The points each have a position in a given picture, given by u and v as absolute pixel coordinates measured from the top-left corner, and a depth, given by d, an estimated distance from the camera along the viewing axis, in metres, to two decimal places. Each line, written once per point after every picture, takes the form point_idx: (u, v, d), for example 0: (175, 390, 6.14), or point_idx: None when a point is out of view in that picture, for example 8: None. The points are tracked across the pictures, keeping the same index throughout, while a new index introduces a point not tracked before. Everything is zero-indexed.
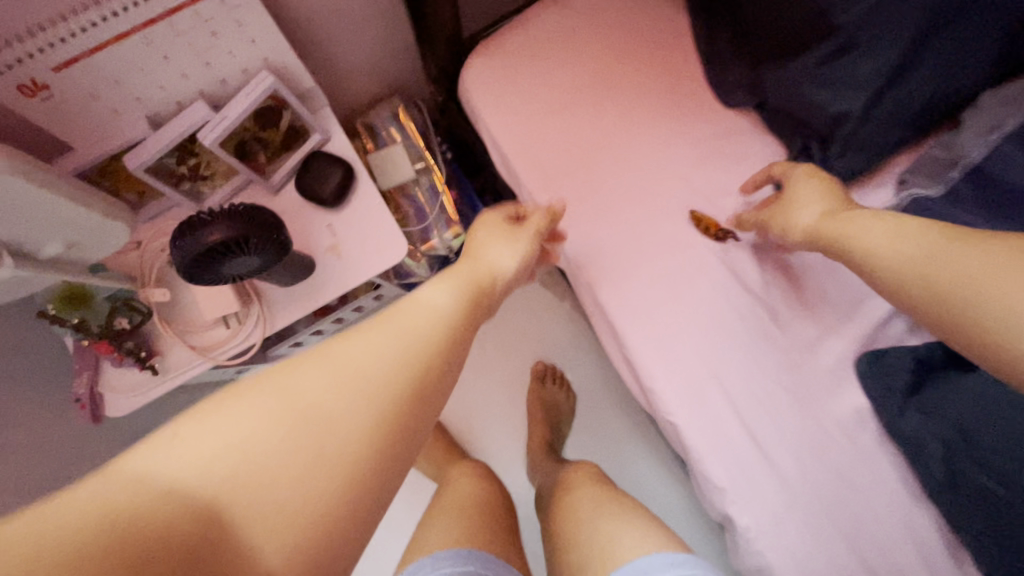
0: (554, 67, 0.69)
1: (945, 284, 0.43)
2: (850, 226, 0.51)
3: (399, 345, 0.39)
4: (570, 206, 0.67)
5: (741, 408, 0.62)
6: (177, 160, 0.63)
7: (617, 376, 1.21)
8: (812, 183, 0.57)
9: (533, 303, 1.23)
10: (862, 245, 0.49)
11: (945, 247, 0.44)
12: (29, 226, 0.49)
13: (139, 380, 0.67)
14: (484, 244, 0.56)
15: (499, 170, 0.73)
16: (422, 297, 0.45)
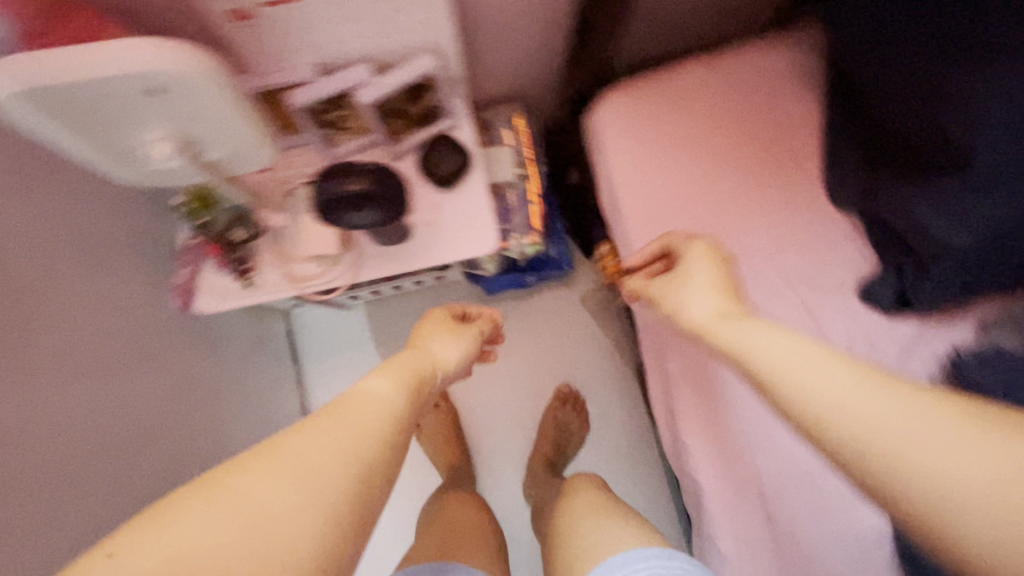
0: (686, 122, 0.73)
1: (812, 408, 0.37)
2: (728, 335, 0.46)
3: (342, 429, 0.39)
4: None
5: (767, 490, 0.65)
6: (328, 107, 0.69)
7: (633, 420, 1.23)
8: (705, 269, 0.54)
9: (576, 327, 1.26)
10: (746, 352, 0.43)
11: (812, 363, 0.39)
12: (211, 134, 0.55)
13: (232, 286, 0.73)
14: (430, 340, 0.66)
15: (602, 198, 0.78)
16: (366, 386, 0.44)
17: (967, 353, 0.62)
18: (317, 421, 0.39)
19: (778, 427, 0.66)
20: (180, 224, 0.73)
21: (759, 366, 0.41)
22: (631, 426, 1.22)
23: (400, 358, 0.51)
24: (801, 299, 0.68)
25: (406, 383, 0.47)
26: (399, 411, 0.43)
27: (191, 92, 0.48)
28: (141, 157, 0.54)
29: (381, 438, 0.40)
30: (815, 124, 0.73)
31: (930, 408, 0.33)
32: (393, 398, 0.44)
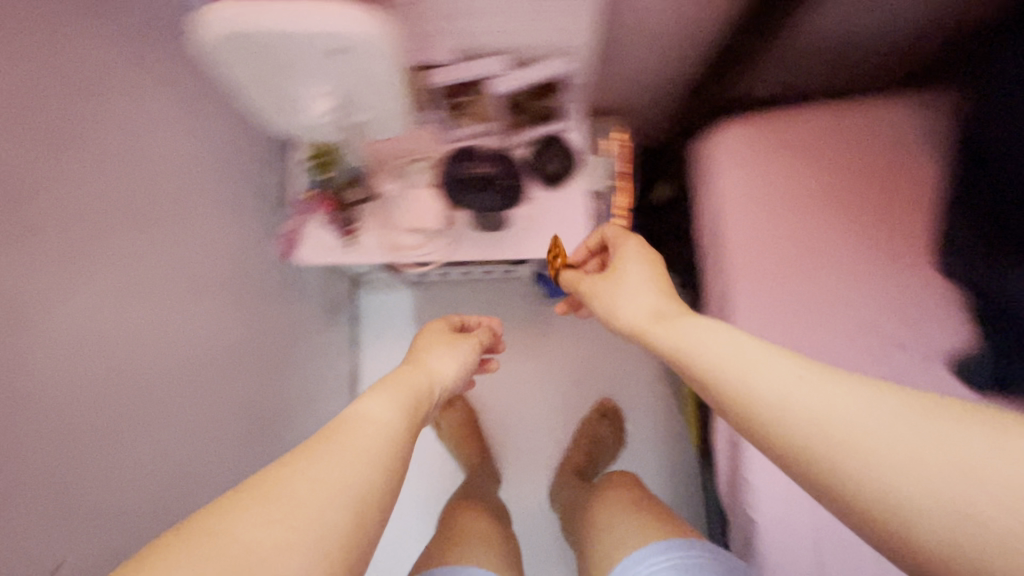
0: (805, 166, 0.74)
1: (761, 403, 0.38)
2: (669, 333, 0.47)
3: (350, 447, 0.40)
4: (755, 285, 0.71)
5: (823, 550, 0.66)
6: (462, 89, 0.71)
7: (665, 447, 1.23)
8: (639, 268, 0.56)
9: (626, 344, 1.26)
10: (694, 354, 0.44)
11: (760, 362, 0.40)
12: (366, 100, 0.58)
13: (335, 243, 0.77)
14: (428, 356, 0.67)
15: (700, 221, 0.78)
16: (366, 408, 0.45)
17: None
18: (323, 445, 0.39)
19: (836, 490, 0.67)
20: (298, 176, 0.77)
21: (707, 372, 0.42)
22: (663, 454, 1.22)
23: (393, 383, 0.53)
24: (891, 362, 0.68)
25: (405, 407, 0.48)
26: (400, 432, 0.45)
27: (369, 58, 0.51)
28: (300, 108, 0.57)
29: (389, 457, 0.41)
30: (934, 189, 0.73)
31: (871, 399, 0.35)
32: (393, 419, 0.45)
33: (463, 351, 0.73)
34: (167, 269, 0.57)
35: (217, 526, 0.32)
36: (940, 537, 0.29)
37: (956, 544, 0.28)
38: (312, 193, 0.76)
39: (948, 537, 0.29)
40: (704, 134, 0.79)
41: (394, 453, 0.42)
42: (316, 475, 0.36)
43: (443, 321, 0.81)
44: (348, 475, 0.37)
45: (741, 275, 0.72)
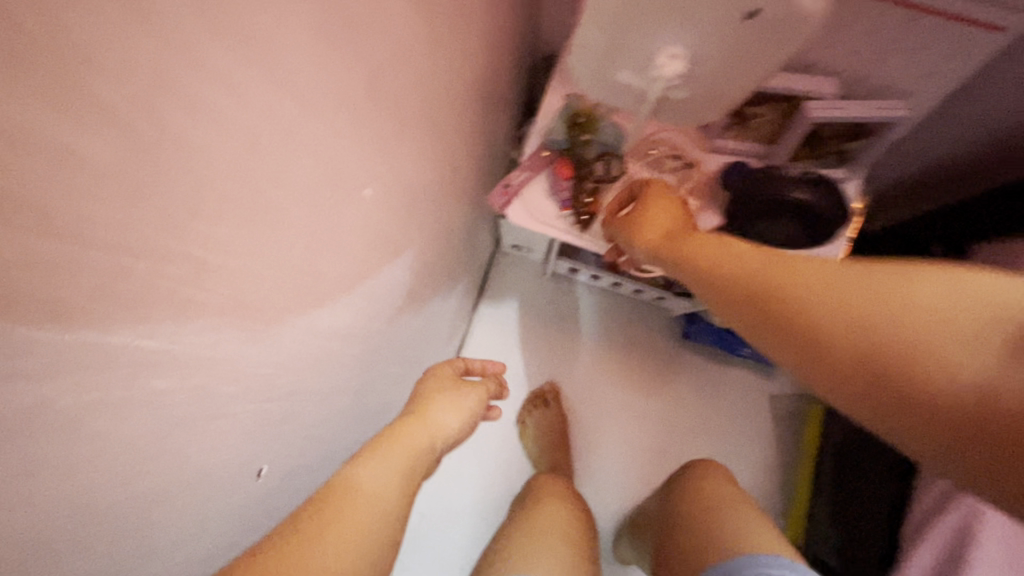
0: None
1: (730, 285, 0.41)
2: (678, 242, 0.51)
3: (346, 542, 0.37)
4: None
5: None
6: (772, 103, 0.62)
7: None
8: (657, 202, 0.58)
9: (746, 424, 1.12)
10: (688, 252, 0.49)
11: (735, 253, 0.44)
12: (704, 81, 0.53)
13: (557, 214, 0.68)
14: (431, 406, 0.60)
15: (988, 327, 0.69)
16: (361, 476, 0.44)
17: None
18: (331, 507, 0.39)
19: None
20: (542, 133, 0.70)
21: (693, 265, 0.47)
22: None
23: (396, 439, 0.51)
24: None
25: (400, 472, 0.48)
26: (393, 505, 0.44)
27: (780, 21, 0.44)
28: (640, 65, 0.53)
29: (379, 540, 0.40)
30: None
31: (821, 264, 0.36)
32: (387, 487, 0.45)
33: (466, 406, 0.65)
34: (420, 162, 0.52)
35: None
36: (862, 359, 0.30)
37: (889, 371, 0.29)
38: (554, 155, 0.68)
39: (879, 364, 0.30)
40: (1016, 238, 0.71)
41: (388, 527, 0.42)
42: (323, 556, 0.35)
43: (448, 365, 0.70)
44: (347, 558, 0.36)
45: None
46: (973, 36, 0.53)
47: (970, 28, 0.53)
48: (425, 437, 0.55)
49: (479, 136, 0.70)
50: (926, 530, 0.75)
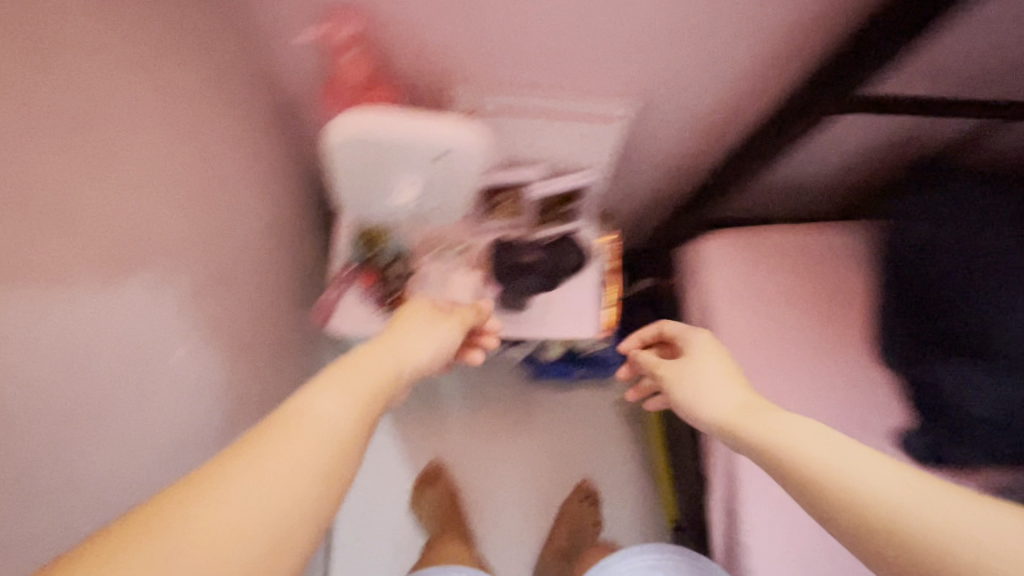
0: (770, 274, 0.93)
1: (863, 519, 0.41)
2: (763, 427, 0.50)
3: (275, 483, 0.34)
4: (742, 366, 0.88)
5: None
6: (502, 190, 0.85)
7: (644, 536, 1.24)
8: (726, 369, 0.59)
9: (604, 433, 1.31)
10: (801, 463, 0.46)
11: (867, 471, 0.42)
12: (438, 199, 0.72)
13: (370, 315, 0.81)
14: (401, 337, 0.60)
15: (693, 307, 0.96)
16: (312, 404, 0.40)
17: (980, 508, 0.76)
18: (264, 438, 0.36)
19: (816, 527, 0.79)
20: (343, 255, 0.84)
21: (796, 455, 0.46)
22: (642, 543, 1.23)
23: (355, 367, 0.46)
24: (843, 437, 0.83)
25: (362, 393, 0.43)
26: (349, 433, 0.40)
27: (455, 163, 0.64)
28: (385, 195, 0.70)
29: (321, 475, 0.36)
30: (866, 295, 0.93)
31: (958, 509, 0.38)
32: (340, 420, 0.40)
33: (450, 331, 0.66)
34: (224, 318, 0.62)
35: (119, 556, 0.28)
36: None
37: None
38: (357, 270, 0.82)
39: None
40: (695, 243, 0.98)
41: (331, 470, 0.37)
42: (254, 484, 0.33)
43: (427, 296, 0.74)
44: (267, 504, 0.33)
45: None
46: (601, 130, 0.80)
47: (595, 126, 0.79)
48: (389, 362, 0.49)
49: (274, 273, 0.83)
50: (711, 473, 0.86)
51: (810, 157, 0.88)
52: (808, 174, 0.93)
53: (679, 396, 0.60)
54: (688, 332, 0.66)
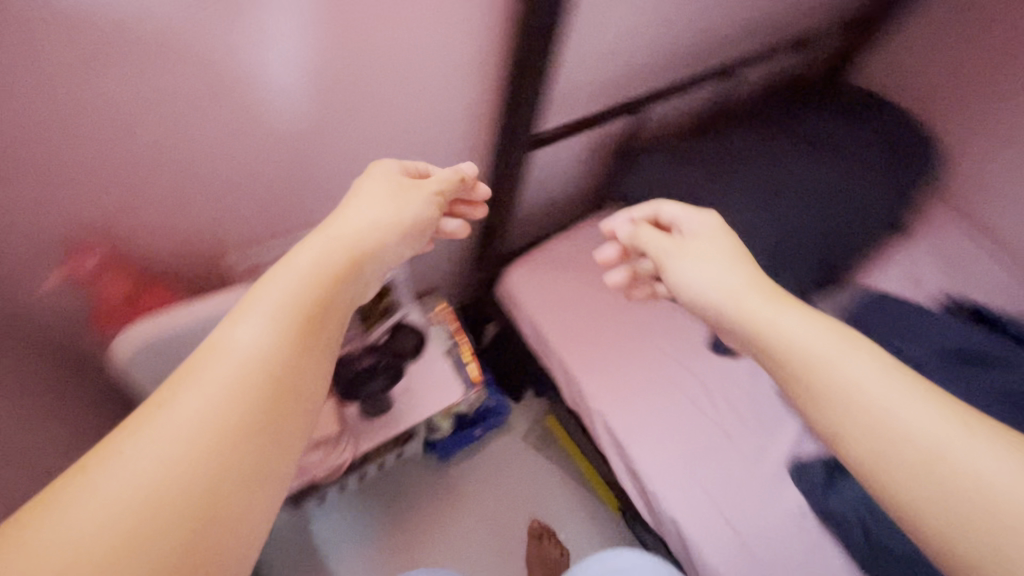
0: (571, 274, 1.09)
1: (849, 433, 0.43)
2: (775, 329, 0.50)
3: (198, 426, 0.34)
4: (583, 354, 1.02)
5: (722, 504, 0.90)
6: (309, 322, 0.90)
7: (605, 531, 1.33)
8: (712, 242, 0.61)
9: (529, 466, 1.39)
10: (801, 357, 0.47)
11: (903, 418, 0.41)
12: None
13: None
14: (359, 212, 0.54)
15: (528, 327, 1.09)
16: (229, 337, 0.39)
17: None
18: (182, 380, 0.37)
19: (693, 439, 0.95)
20: None
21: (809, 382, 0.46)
22: (607, 538, 1.32)
23: (306, 266, 0.46)
24: (676, 365, 1.01)
25: (284, 319, 0.41)
26: (273, 356, 0.39)
27: None
28: None
29: (250, 403, 0.36)
30: None
31: (984, 456, 0.38)
32: (261, 346, 0.39)
33: (425, 195, 0.60)
34: None
35: (47, 511, 0.30)
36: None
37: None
38: None
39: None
40: (504, 278, 1.12)
41: (261, 394, 0.37)
42: (166, 435, 0.33)
43: (392, 160, 0.63)
44: (192, 443, 0.33)
45: (583, 371, 1.01)
46: None
47: None
48: (314, 278, 0.45)
49: None
50: (603, 444, 1.00)
51: (543, 181, 1.10)
52: (551, 193, 1.15)
53: (671, 270, 0.61)
54: (693, 214, 0.64)
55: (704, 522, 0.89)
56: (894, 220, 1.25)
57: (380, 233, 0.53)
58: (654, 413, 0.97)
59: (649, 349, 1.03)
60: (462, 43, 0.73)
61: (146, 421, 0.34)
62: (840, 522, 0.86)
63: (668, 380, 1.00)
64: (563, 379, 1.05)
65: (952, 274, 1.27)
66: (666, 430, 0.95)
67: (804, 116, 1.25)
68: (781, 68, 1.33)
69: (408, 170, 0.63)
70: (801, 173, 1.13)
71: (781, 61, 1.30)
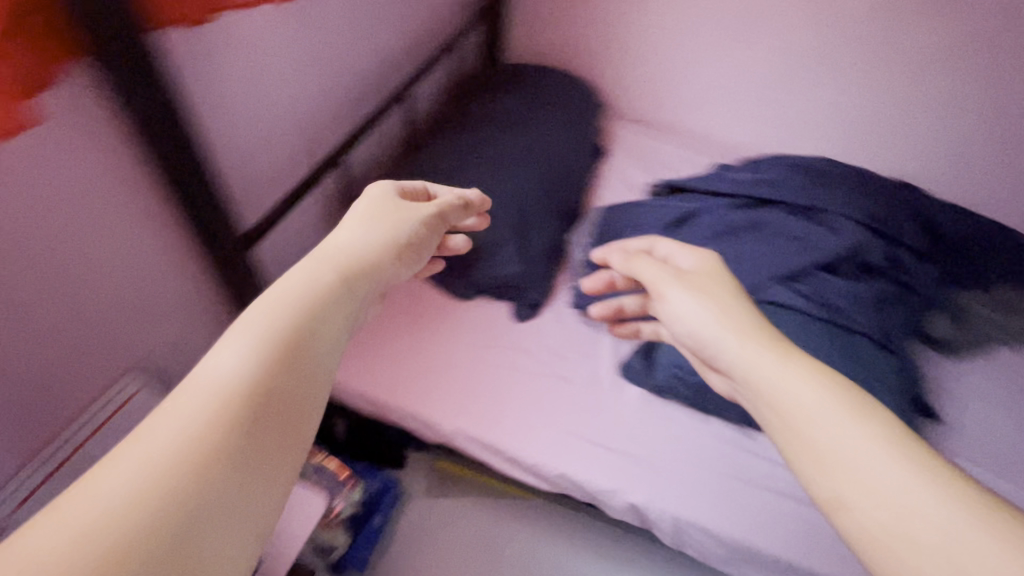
0: (368, 327, 1.12)
1: (815, 469, 0.43)
2: (759, 373, 0.51)
3: (180, 444, 0.34)
4: (415, 391, 1.05)
5: (587, 434, 1.01)
6: None
7: (544, 515, 1.36)
8: (710, 273, 0.65)
9: (446, 513, 1.37)
10: (791, 404, 0.47)
11: (872, 473, 0.40)
12: None
13: None
14: (352, 229, 0.56)
15: (355, 400, 1.08)
16: (216, 362, 0.39)
17: (577, 300, 1.18)
18: (169, 404, 0.36)
19: (541, 399, 1.05)
20: None
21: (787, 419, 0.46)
22: (548, 520, 1.36)
23: (301, 280, 0.47)
24: (494, 351, 1.11)
25: (266, 343, 0.40)
26: (253, 381, 0.38)
27: None
28: None
29: (232, 428, 0.36)
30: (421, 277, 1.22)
31: (955, 519, 0.36)
32: (243, 373, 0.38)
33: (414, 216, 0.62)
34: None
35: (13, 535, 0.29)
36: None
37: None
38: None
39: None
40: None
41: (243, 418, 0.36)
42: (148, 453, 0.33)
43: (391, 182, 0.65)
44: (178, 459, 0.33)
45: (424, 403, 1.04)
46: (116, 419, 0.86)
47: (106, 423, 0.85)
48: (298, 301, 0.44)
49: None
50: (477, 453, 1.03)
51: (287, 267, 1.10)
52: None
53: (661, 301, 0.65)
54: (691, 255, 0.68)
55: (583, 459, 0.98)
56: (591, 149, 1.52)
57: (372, 254, 0.54)
58: (499, 398, 1.05)
59: (467, 349, 1.11)
60: (99, 185, 0.70)
61: (133, 439, 0.33)
62: (668, 391, 1.04)
63: (496, 367, 1.09)
64: (407, 423, 1.06)
65: (648, 167, 1.59)
66: (515, 408, 1.04)
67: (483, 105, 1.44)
68: (444, 76, 1.51)
69: (401, 191, 0.66)
70: (500, 153, 1.29)
71: (439, 71, 1.48)
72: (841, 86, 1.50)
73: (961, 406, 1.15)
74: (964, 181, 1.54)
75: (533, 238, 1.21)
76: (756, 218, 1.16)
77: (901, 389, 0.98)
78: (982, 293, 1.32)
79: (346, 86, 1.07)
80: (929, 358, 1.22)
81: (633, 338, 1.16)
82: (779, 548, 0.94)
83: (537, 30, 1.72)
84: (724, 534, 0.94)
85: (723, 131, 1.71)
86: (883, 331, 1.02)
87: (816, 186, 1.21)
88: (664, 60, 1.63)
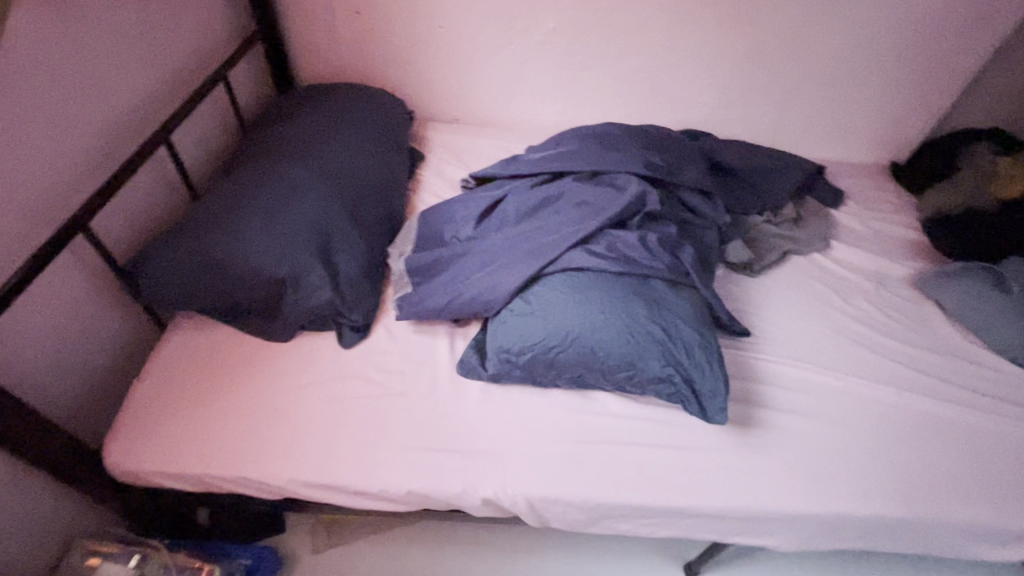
0: (176, 400, 1.02)
1: None
2: None
3: None
4: (240, 451, 0.97)
5: (430, 444, 0.99)
6: None
7: (437, 530, 1.35)
8: None
9: (335, 561, 1.29)
10: None
11: None
12: None
13: None
14: None
15: (176, 482, 0.97)
16: None
17: (403, 307, 1.13)
18: None
19: (382, 421, 1.02)
20: None
21: None
22: (442, 534, 1.34)
23: None
24: (325, 385, 1.05)
25: None
26: None
27: None
28: None
29: None
30: (233, 328, 1.12)
31: None
32: None
33: None
34: None
35: None
36: None
37: None
38: None
39: None
40: (108, 465, 0.96)
41: None
42: None
43: None
44: None
45: (251, 465, 0.96)
46: None
47: None
48: None
49: None
50: (326, 498, 0.98)
51: (57, 360, 0.97)
52: (91, 356, 1.04)
53: None
54: None
55: (428, 470, 0.97)
56: (406, 155, 1.49)
57: None
58: (336, 432, 1.00)
59: (295, 392, 1.04)
60: None
61: None
62: (502, 376, 1.05)
63: (329, 401, 1.03)
64: (241, 488, 0.98)
65: (464, 163, 1.60)
66: (354, 439, 0.99)
67: (279, 127, 1.34)
68: (231, 104, 1.39)
69: None
70: (299, 172, 1.20)
71: (220, 102, 1.36)
72: (620, 54, 1.62)
73: (768, 317, 1.29)
74: (738, 120, 1.74)
75: (346, 256, 1.14)
76: (551, 192, 1.22)
77: (703, 315, 1.06)
78: (767, 213, 1.49)
79: (70, 143, 0.94)
80: (735, 280, 1.36)
81: (468, 334, 1.16)
82: (631, 493, 0.98)
83: (322, 46, 1.64)
84: (580, 498, 0.97)
85: (532, 115, 1.77)
86: (677, 267, 1.10)
87: (600, 150, 1.29)
88: (457, 57, 1.64)
